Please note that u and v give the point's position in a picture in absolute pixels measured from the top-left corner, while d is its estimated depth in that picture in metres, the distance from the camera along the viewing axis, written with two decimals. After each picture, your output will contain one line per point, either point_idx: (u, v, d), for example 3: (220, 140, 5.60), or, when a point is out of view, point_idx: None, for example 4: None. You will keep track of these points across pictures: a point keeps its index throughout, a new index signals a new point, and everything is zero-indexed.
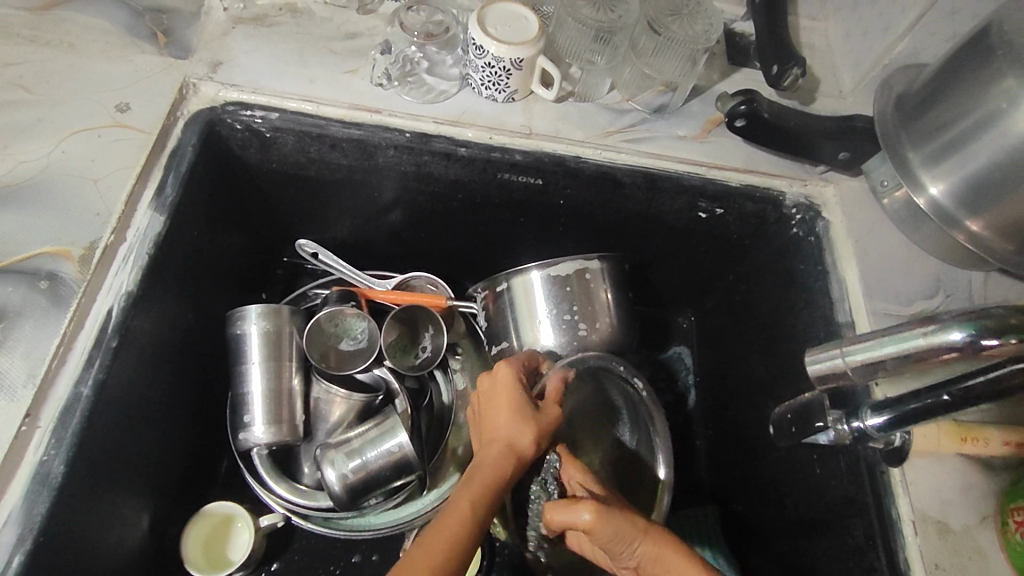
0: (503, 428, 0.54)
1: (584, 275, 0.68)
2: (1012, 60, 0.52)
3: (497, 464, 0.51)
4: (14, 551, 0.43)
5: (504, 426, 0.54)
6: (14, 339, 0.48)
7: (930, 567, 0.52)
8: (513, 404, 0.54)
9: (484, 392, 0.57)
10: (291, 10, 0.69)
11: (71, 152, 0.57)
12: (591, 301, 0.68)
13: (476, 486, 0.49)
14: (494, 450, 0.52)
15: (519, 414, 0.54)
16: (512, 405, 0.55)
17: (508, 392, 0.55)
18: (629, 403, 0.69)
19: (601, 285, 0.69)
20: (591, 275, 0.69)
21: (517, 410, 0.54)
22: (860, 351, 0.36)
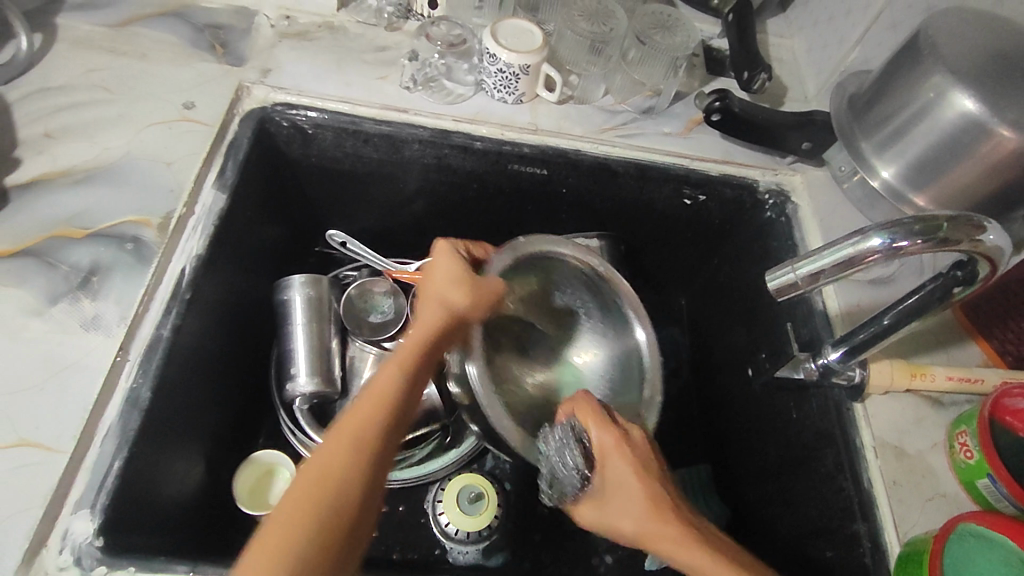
0: (432, 298, 0.58)
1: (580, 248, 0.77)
2: (937, 57, 0.62)
3: (427, 329, 0.56)
4: (115, 456, 0.52)
5: (433, 298, 0.58)
6: (109, 289, 0.58)
7: (889, 484, 0.61)
8: (444, 279, 0.59)
9: (420, 274, 0.62)
10: (329, 27, 0.80)
11: (146, 141, 0.67)
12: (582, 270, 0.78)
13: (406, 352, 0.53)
14: (431, 313, 0.57)
15: (450, 284, 0.58)
16: (444, 279, 0.59)
17: (441, 269, 0.60)
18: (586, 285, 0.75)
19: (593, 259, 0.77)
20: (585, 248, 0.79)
21: (448, 283, 0.59)
22: (807, 264, 0.45)
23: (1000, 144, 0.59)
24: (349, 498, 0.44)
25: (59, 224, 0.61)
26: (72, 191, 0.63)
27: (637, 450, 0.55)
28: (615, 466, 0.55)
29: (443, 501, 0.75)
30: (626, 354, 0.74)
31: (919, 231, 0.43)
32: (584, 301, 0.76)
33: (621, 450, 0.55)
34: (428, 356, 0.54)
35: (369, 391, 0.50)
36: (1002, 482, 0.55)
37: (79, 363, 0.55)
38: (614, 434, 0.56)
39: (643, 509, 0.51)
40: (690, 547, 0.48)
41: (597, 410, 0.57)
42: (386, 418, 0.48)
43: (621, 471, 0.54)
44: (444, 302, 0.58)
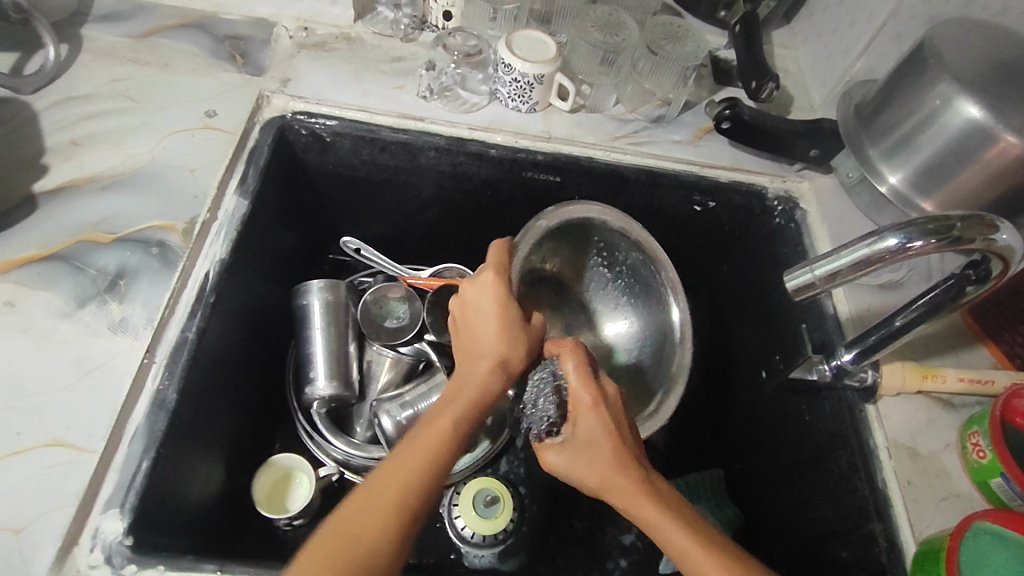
0: (487, 341, 0.55)
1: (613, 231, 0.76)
2: (943, 66, 0.64)
3: (482, 383, 0.53)
4: (142, 457, 0.53)
5: (488, 340, 0.55)
6: (135, 292, 0.60)
7: (903, 484, 0.62)
8: (498, 317, 0.56)
9: (463, 300, 0.58)
10: (346, 38, 0.82)
11: (170, 148, 0.69)
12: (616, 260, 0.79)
13: (462, 402, 0.51)
14: (484, 364, 0.53)
15: (503, 328, 0.55)
16: (500, 318, 0.56)
17: (488, 303, 0.57)
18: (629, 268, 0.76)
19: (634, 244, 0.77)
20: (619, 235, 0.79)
21: (502, 326, 0.55)
22: (825, 264, 0.46)
23: (1005, 150, 0.61)
24: (392, 566, 0.45)
25: (86, 228, 0.63)
26: (99, 196, 0.65)
27: (609, 411, 0.53)
28: (582, 421, 0.53)
29: (459, 505, 0.76)
30: (660, 317, 0.75)
31: (932, 230, 0.45)
32: (615, 265, 0.78)
33: (591, 411, 0.52)
34: (484, 410, 0.52)
35: (415, 439, 0.49)
36: (1014, 480, 0.56)
37: (109, 364, 0.56)
38: (591, 390, 0.53)
39: (613, 475, 0.50)
40: (650, 506, 0.49)
41: (578, 357, 0.55)
42: (430, 476, 0.47)
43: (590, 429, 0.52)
44: (499, 350, 0.54)
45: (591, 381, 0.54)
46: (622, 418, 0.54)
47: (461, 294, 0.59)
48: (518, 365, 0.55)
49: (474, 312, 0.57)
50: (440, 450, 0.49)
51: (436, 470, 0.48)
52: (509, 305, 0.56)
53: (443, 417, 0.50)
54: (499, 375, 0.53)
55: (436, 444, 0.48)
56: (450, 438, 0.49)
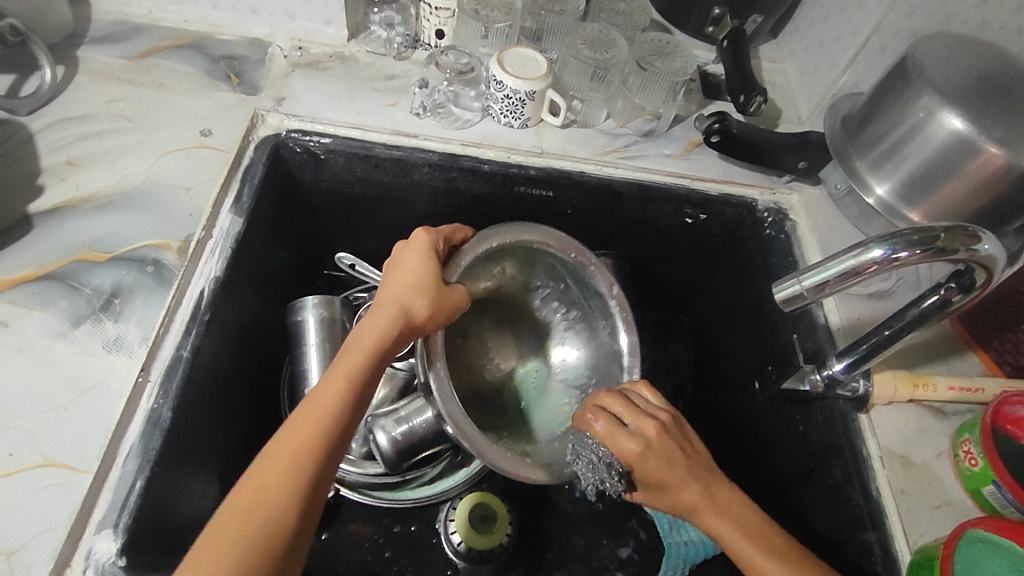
0: (404, 295, 0.57)
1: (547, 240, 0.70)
2: (925, 79, 0.65)
3: (385, 331, 0.54)
4: (136, 476, 0.53)
5: (399, 293, 0.57)
6: (130, 311, 0.60)
7: (897, 492, 0.62)
8: (418, 271, 0.58)
9: (393, 260, 0.60)
10: (340, 57, 0.83)
11: (166, 167, 0.70)
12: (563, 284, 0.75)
13: (358, 353, 0.53)
14: (385, 313, 0.55)
15: (420, 281, 0.57)
16: (420, 271, 0.58)
17: (412, 261, 0.59)
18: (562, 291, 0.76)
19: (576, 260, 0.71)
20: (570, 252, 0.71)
21: (419, 277, 0.57)
22: (813, 275, 0.46)
23: (989, 160, 0.62)
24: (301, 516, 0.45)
25: (81, 248, 0.63)
26: (94, 216, 0.65)
27: (660, 444, 0.55)
28: (649, 470, 0.55)
29: (455, 520, 0.75)
30: (605, 343, 0.73)
31: (917, 241, 0.45)
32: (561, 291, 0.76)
33: (649, 463, 0.54)
34: (383, 354, 0.54)
35: (315, 393, 0.50)
36: (1007, 488, 0.57)
37: (104, 383, 0.56)
38: (645, 431, 0.55)
39: (688, 500, 0.55)
40: (733, 532, 0.54)
41: (606, 422, 0.56)
42: (329, 428, 0.48)
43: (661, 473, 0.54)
44: (405, 297, 0.56)
45: (640, 422, 0.56)
46: (676, 446, 0.56)
47: (391, 255, 0.61)
48: (423, 316, 0.57)
49: (393, 271, 0.59)
50: (341, 394, 0.50)
51: (334, 414, 0.49)
52: (427, 258, 0.59)
53: (346, 364, 0.52)
54: (399, 321, 0.55)
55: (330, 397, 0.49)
56: (354, 380, 0.51)
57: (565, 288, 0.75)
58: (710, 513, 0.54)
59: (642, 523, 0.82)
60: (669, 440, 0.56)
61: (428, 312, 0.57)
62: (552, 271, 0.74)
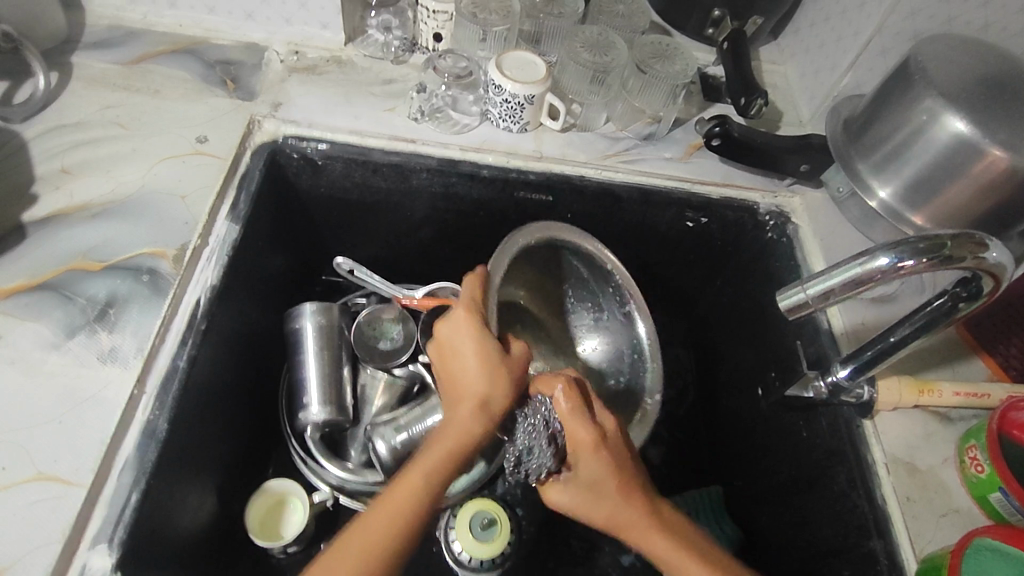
0: (486, 391, 0.55)
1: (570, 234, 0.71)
2: (928, 82, 0.64)
3: (467, 429, 0.54)
4: (132, 489, 0.52)
5: (487, 394, 0.55)
6: (125, 321, 0.59)
7: (902, 500, 0.61)
8: (481, 363, 0.55)
9: (441, 339, 0.57)
10: (337, 61, 0.82)
11: (161, 175, 0.69)
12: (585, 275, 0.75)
13: (441, 452, 0.54)
14: (463, 415, 0.54)
15: (487, 377, 0.55)
16: (501, 379, 0.55)
17: (466, 345, 0.56)
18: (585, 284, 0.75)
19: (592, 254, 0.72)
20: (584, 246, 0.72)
21: (482, 366, 0.55)
22: (818, 283, 0.46)
23: (993, 164, 0.61)
24: None
25: (75, 257, 0.63)
26: (88, 224, 0.65)
27: (616, 444, 0.55)
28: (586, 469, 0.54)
29: (456, 527, 0.75)
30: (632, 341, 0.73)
31: (923, 249, 0.45)
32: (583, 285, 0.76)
33: (598, 453, 0.54)
34: (467, 452, 0.55)
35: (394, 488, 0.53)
36: (1013, 494, 0.56)
37: (99, 396, 0.55)
38: (607, 430, 0.55)
39: (625, 516, 0.54)
40: (671, 549, 0.55)
41: (571, 399, 0.54)
42: (411, 521, 0.52)
43: (601, 473, 0.54)
44: (482, 394, 0.55)
45: (603, 419, 0.56)
46: (626, 457, 0.55)
47: (437, 336, 0.58)
48: (502, 408, 0.55)
49: (451, 360, 0.57)
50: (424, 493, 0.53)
51: (422, 506, 0.53)
52: (487, 343, 0.55)
53: (427, 464, 0.54)
54: (481, 418, 0.54)
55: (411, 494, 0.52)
56: (438, 477, 0.54)
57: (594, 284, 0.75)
58: (624, 512, 0.54)
59: None
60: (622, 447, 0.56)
61: (500, 400, 0.55)
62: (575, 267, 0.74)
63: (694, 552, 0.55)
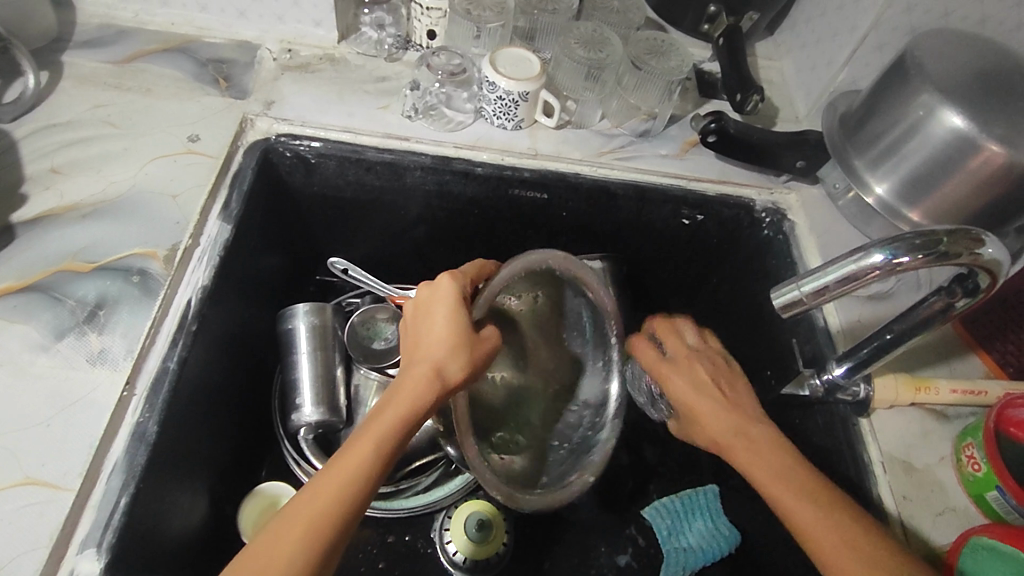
0: (438, 358, 0.52)
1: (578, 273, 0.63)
2: (925, 77, 0.64)
3: (418, 393, 0.51)
4: (121, 493, 0.52)
5: (442, 359, 0.52)
6: (115, 322, 0.59)
7: (898, 499, 0.61)
8: (448, 326, 0.53)
9: (416, 305, 0.56)
10: (330, 59, 0.81)
11: (152, 174, 0.68)
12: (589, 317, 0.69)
13: (394, 415, 0.50)
14: (419, 375, 0.51)
15: (447, 345, 0.53)
16: (462, 348, 0.53)
17: (436, 312, 0.54)
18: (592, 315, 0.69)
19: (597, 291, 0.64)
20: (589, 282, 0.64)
21: (448, 333, 0.53)
22: (812, 280, 0.45)
23: (990, 159, 0.61)
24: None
25: (65, 258, 0.62)
26: (78, 225, 0.64)
27: (706, 358, 0.63)
28: (673, 384, 0.60)
29: (450, 529, 0.75)
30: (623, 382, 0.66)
31: (919, 245, 0.44)
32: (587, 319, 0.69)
33: (695, 365, 0.61)
34: (418, 419, 0.51)
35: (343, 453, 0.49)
36: (1010, 493, 0.55)
37: (89, 398, 0.55)
38: (680, 352, 0.63)
39: (719, 422, 0.56)
40: (768, 463, 0.52)
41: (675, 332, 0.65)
42: (359, 488, 0.47)
43: (682, 384, 0.60)
44: (435, 360, 0.52)
45: (677, 347, 0.64)
46: (703, 372, 0.61)
47: (416, 297, 0.57)
48: (457, 380, 0.52)
49: (420, 323, 0.55)
50: (367, 464, 0.48)
51: (365, 479, 0.48)
52: (456, 312, 0.54)
53: (380, 426, 0.49)
54: (432, 387, 0.51)
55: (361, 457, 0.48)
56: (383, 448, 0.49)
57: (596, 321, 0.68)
58: (717, 422, 0.56)
59: (640, 529, 0.81)
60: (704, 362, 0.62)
61: (461, 371, 0.52)
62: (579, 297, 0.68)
63: (778, 457, 0.53)
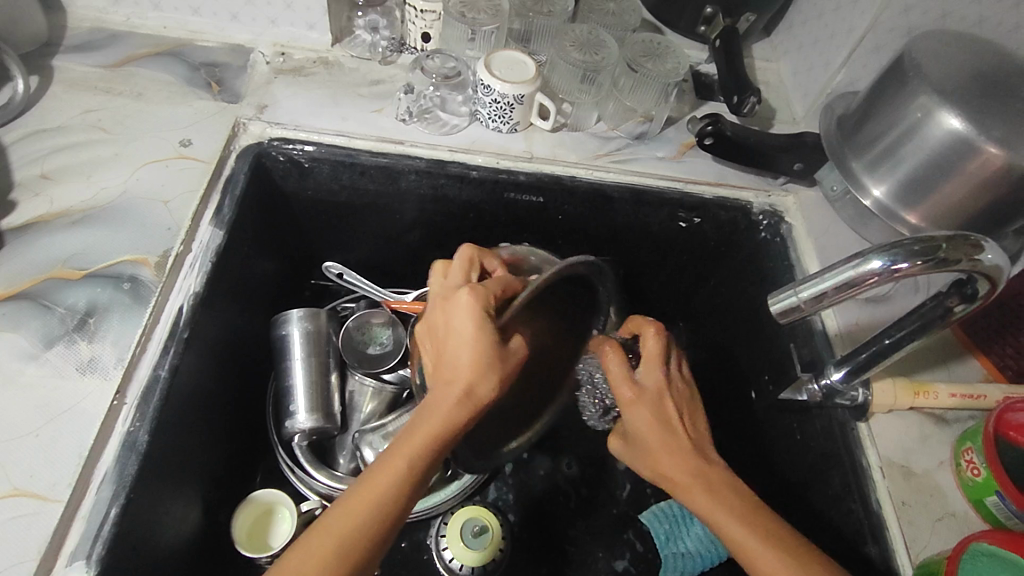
0: (476, 386, 0.51)
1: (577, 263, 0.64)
2: (922, 79, 0.63)
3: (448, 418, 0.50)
4: (111, 503, 0.51)
5: (475, 385, 0.50)
6: (106, 330, 0.58)
7: (897, 505, 0.60)
8: (476, 346, 0.51)
9: (440, 316, 0.53)
10: (324, 62, 0.81)
11: (144, 180, 0.68)
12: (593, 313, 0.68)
13: (423, 440, 0.49)
14: (450, 397, 0.50)
15: (480, 367, 0.50)
16: (496, 368, 0.51)
17: (465, 326, 0.51)
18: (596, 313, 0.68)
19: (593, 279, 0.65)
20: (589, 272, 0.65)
21: (476, 354, 0.50)
22: (809, 287, 0.45)
23: (989, 161, 0.60)
24: None
25: (55, 265, 0.61)
26: (68, 231, 0.64)
27: (674, 386, 0.60)
28: (639, 417, 0.57)
29: (446, 536, 0.74)
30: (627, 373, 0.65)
31: (918, 251, 0.44)
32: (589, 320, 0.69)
33: (641, 404, 0.57)
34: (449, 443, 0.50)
35: (367, 480, 0.48)
36: (1010, 498, 0.55)
37: (78, 408, 0.54)
38: (656, 380, 0.58)
39: (669, 467, 0.55)
40: (724, 509, 0.52)
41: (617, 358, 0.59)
42: (385, 518, 0.47)
43: (645, 419, 0.56)
44: (467, 383, 0.50)
45: (654, 375, 0.59)
46: (671, 404, 0.58)
47: (439, 308, 0.54)
48: (489, 400, 0.51)
49: (445, 338, 0.53)
50: (394, 488, 0.48)
51: (394, 503, 0.48)
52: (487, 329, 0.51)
53: (410, 450, 0.49)
54: (465, 409, 0.50)
55: (386, 484, 0.48)
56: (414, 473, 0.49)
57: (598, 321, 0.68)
58: (674, 462, 0.55)
59: (638, 534, 0.81)
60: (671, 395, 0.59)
61: (494, 393, 0.51)
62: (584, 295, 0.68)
63: (728, 500, 0.53)
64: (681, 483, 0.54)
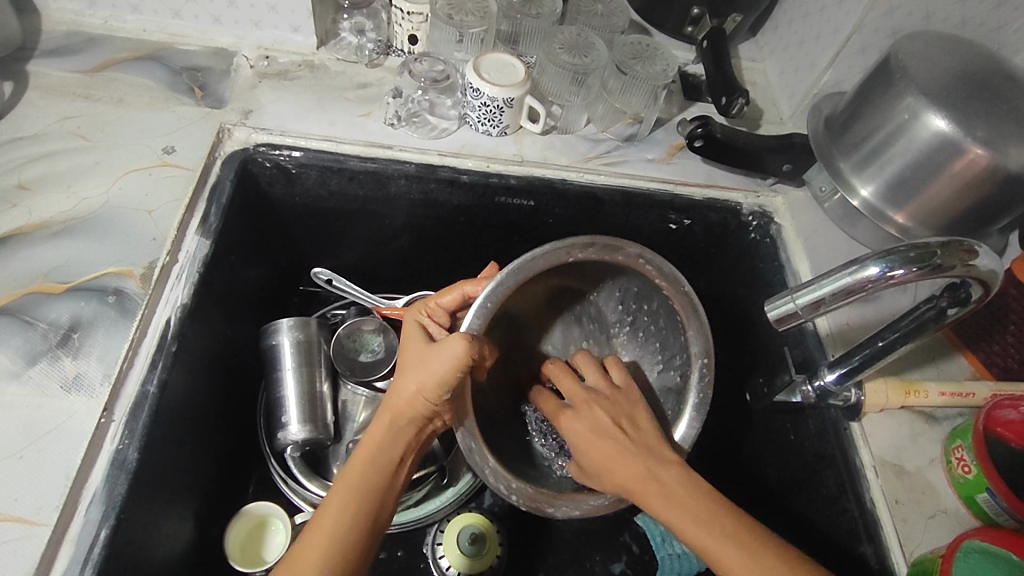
0: (409, 388, 0.54)
1: (641, 260, 0.59)
2: (908, 81, 0.63)
3: (386, 432, 0.54)
4: (100, 525, 0.50)
5: (406, 388, 0.54)
6: (91, 344, 0.57)
7: (891, 503, 0.61)
8: (407, 356, 0.57)
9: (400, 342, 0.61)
10: (309, 66, 0.79)
11: (126, 189, 0.66)
12: (655, 317, 0.66)
13: (366, 449, 0.54)
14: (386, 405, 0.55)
15: (411, 362, 0.56)
16: (430, 364, 0.53)
17: (411, 344, 0.58)
18: (642, 290, 0.65)
19: (657, 272, 0.59)
20: (649, 260, 0.59)
21: (409, 358, 0.57)
22: (807, 293, 0.46)
23: (974, 161, 0.61)
24: None
25: (35, 278, 0.60)
26: (48, 242, 0.62)
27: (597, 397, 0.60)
28: (574, 437, 0.58)
29: (443, 544, 0.73)
30: (675, 357, 0.65)
31: (913, 258, 0.44)
32: (641, 308, 0.67)
33: (574, 415, 0.59)
34: (390, 451, 0.54)
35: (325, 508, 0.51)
36: (1001, 495, 0.56)
37: (65, 426, 0.53)
38: (577, 395, 0.60)
39: (617, 469, 0.55)
40: (687, 520, 0.50)
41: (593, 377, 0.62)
42: (342, 537, 0.49)
43: (574, 429, 0.58)
44: (393, 383, 0.56)
45: (573, 390, 0.61)
46: (602, 413, 0.58)
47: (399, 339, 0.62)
48: (418, 393, 0.54)
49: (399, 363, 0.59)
50: (343, 522, 0.49)
51: (349, 522, 0.49)
52: (420, 339, 0.58)
53: (356, 465, 0.53)
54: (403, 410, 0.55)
55: (338, 496, 0.50)
56: (360, 500, 0.50)
57: (649, 310, 0.66)
58: (619, 467, 0.54)
59: (634, 536, 0.81)
60: (606, 399, 0.60)
61: (419, 385, 0.54)
62: (642, 287, 0.65)
63: (693, 508, 0.51)
64: (636, 487, 0.53)
